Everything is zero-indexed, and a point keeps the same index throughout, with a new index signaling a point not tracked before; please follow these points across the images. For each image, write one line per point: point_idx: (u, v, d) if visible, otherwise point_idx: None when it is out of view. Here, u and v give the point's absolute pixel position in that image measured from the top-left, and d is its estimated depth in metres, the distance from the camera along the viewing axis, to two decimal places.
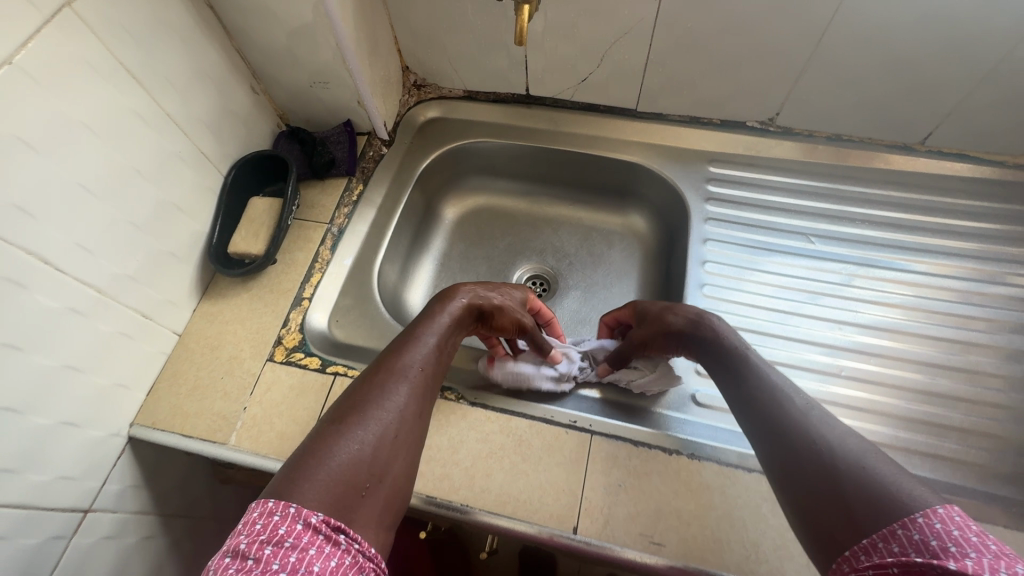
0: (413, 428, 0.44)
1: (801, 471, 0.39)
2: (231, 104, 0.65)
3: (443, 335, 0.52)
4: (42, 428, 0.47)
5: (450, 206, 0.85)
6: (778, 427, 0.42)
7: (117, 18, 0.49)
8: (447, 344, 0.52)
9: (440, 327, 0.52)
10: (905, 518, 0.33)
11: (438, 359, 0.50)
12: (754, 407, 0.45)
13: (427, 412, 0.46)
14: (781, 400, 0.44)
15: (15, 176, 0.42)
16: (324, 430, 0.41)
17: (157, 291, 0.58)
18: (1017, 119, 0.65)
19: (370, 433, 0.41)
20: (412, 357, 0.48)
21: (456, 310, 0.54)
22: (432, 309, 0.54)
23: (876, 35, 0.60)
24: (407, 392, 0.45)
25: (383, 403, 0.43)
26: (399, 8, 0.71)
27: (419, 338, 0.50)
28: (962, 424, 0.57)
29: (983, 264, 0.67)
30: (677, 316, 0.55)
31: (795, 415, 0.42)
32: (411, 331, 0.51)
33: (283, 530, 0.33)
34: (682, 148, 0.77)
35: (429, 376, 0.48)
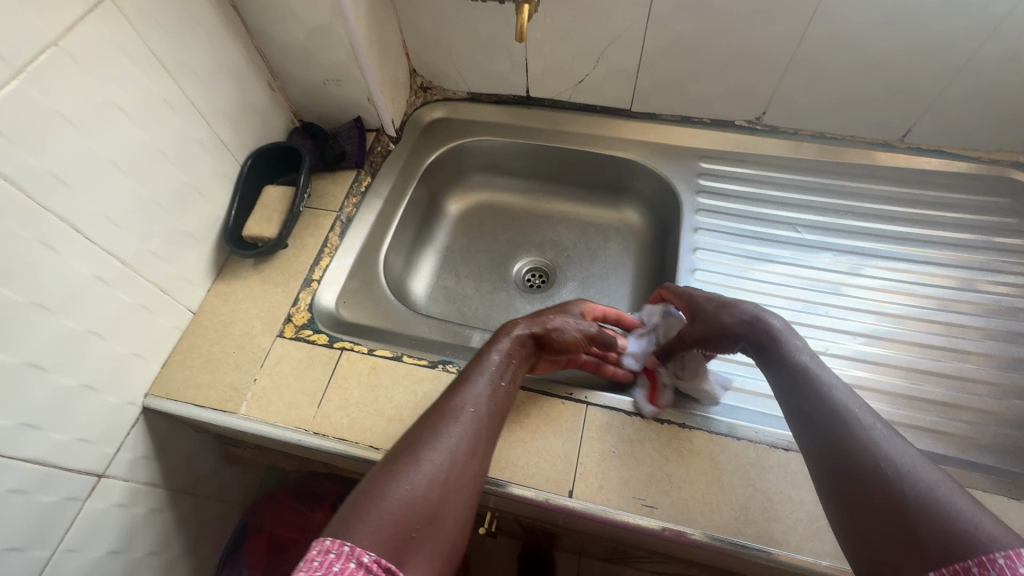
0: (467, 469, 0.44)
1: (859, 497, 0.38)
2: (249, 98, 0.69)
3: (499, 371, 0.51)
4: (66, 388, 0.50)
5: (453, 202, 0.89)
6: (841, 448, 0.41)
7: (151, 12, 0.53)
8: (506, 378, 0.51)
9: (497, 362, 0.52)
10: (983, 560, 0.32)
11: (496, 395, 0.50)
12: (816, 423, 0.43)
13: (484, 451, 0.46)
14: (846, 419, 0.42)
15: (54, 148, 0.46)
16: (378, 471, 0.43)
17: (175, 268, 0.61)
18: (989, 115, 0.69)
19: (423, 473, 0.42)
20: (465, 395, 0.48)
21: (509, 343, 0.53)
22: (489, 345, 0.53)
23: (852, 37, 0.65)
24: (461, 431, 0.45)
25: (438, 443, 0.44)
26: (408, 13, 0.76)
27: (475, 375, 0.50)
28: (944, 399, 0.60)
29: (962, 251, 0.71)
30: (732, 317, 0.54)
31: (862, 438, 0.40)
32: (467, 370, 0.51)
33: (339, 567, 0.35)
34: (675, 146, 0.81)
35: (484, 414, 0.48)
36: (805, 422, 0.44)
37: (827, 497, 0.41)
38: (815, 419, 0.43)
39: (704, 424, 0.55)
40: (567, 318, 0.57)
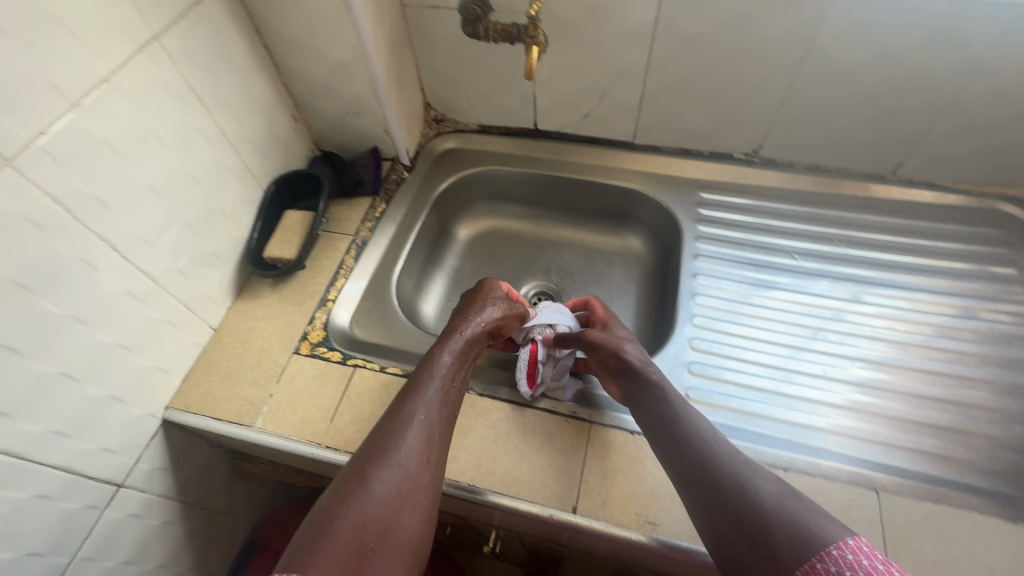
0: (418, 478, 0.48)
1: (722, 519, 0.42)
2: (274, 128, 0.74)
3: (447, 380, 0.55)
4: (94, 399, 0.53)
5: (463, 228, 0.93)
6: (705, 475, 0.45)
7: (193, 52, 0.58)
8: (460, 374, 0.57)
9: (444, 371, 0.55)
10: (822, 552, 0.36)
11: (445, 403, 0.53)
12: (684, 456, 0.47)
13: (439, 456, 0.50)
14: (709, 450, 0.47)
15: (99, 173, 0.50)
16: (330, 497, 0.45)
17: (199, 287, 0.64)
18: (976, 150, 0.72)
19: (377, 491, 0.45)
20: (414, 408, 0.51)
21: (455, 342, 0.59)
22: (433, 353, 0.57)
23: (840, 77, 0.69)
24: (413, 441, 0.49)
25: (390, 459, 0.47)
26: (424, 52, 0.81)
27: (423, 385, 0.53)
28: (941, 422, 0.61)
29: (954, 280, 0.73)
30: (632, 349, 0.60)
31: (721, 466, 0.45)
32: (415, 379, 0.54)
33: None
34: (676, 177, 0.85)
35: (435, 423, 0.51)
36: (675, 459, 0.48)
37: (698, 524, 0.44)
38: (683, 455, 0.48)
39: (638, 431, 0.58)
40: (499, 303, 0.66)
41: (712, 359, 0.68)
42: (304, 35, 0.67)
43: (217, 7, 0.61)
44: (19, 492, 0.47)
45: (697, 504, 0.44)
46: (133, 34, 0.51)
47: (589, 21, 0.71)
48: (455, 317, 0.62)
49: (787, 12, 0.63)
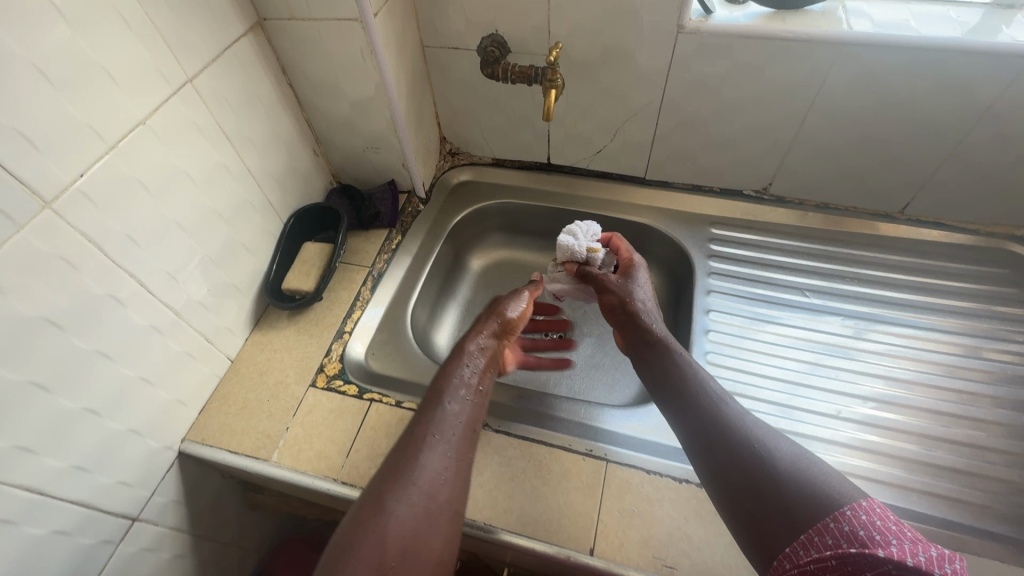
0: (441, 488, 0.48)
1: (743, 490, 0.46)
2: (296, 162, 0.75)
3: (463, 395, 0.55)
4: (115, 433, 0.53)
5: (475, 258, 0.94)
6: (727, 452, 0.49)
7: (223, 94, 0.60)
8: (485, 378, 0.59)
9: (461, 386, 0.55)
10: (836, 513, 0.40)
11: (462, 416, 0.53)
12: (705, 434, 0.51)
13: (461, 473, 0.49)
14: (729, 428, 0.50)
15: (132, 212, 0.51)
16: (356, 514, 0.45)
17: (219, 319, 0.65)
18: (983, 193, 0.73)
19: (398, 514, 0.45)
20: (431, 423, 0.51)
21: (468, 350, 0.60)
22: (450, 367, 0.57)
23: (848, 120, 0.70)
24: (432, 462, 0.48)
25: (410, 481, 0.47)
26: (442, 89, 0.83)
27: (440, 403, 0.53)
28: (957, 465, 0.61)
29: (966, 319, 0.74)
30: (635, 295, 0.69)
31: (741, 443, 0.49)
32: (432, 393, 0.55)
33: None
34: (687, 213, 0.86)
35: (453, 434, 0.51)
36: (694, 437, 0.52)
37: (720, 497, 0.48)
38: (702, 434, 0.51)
39: (656, 471, 0.58)
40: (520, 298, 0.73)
41: None
42: (328, 75, 0.69)
43: (248, 50, 0.63)
44: (38, 528, 0.47)
45: (719, 477, 0.48)
46: (170, 79, 0.53)
47: (604, 64, 0.73)
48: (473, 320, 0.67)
49: (796, 59, 0.65)
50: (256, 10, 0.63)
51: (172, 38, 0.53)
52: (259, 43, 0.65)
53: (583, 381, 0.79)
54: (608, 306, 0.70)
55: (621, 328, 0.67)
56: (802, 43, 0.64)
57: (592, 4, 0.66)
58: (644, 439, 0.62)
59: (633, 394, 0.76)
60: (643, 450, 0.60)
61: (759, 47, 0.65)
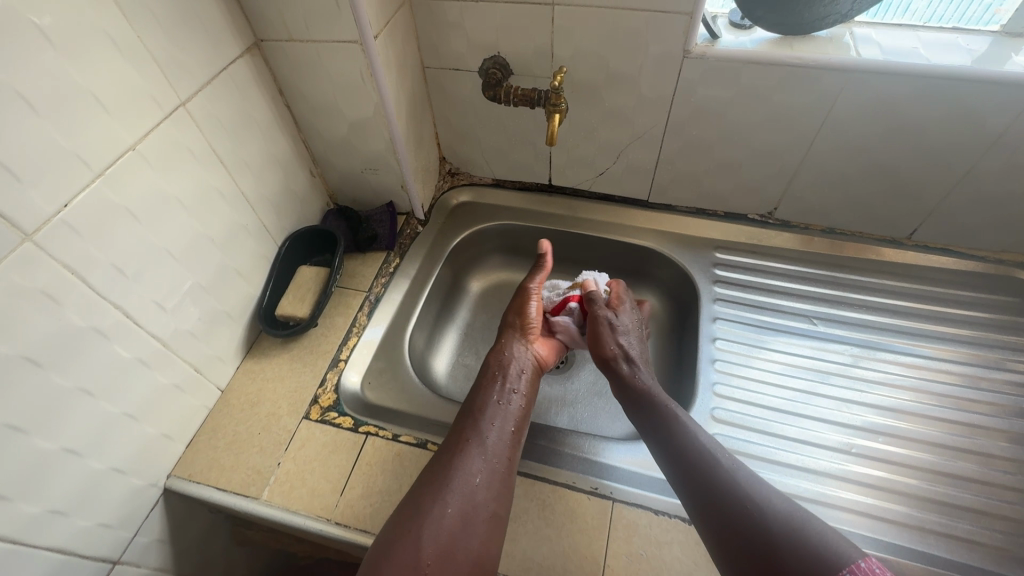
0: (479, 492, 0.52)
1: (731, 526, 0.48)
2: (292, 185, 0.74)
3: (498, 403, 0.61)
4: (97, 473, 0.50)
5: (474, 280, 0.92)
6: (715, 490, 0.50)
7: (218, 117, 0.59)
8: (518, 377, 0.66)
9: (495, 394, 0.62)
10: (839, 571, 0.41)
11: (498, 429, 0.58)
12: (694, 472, 0.52)
13: (496, 475, 0.54)
14: (719, 467, 0.52)
15: (118, 242, 0.49)
16: (405, 512, 0.51)
17: (210, 348, 0.63)
18: (991, 220, 0.72)
19: (436, 513, 0.50)
20: (469, 434, 0.57)
21: (500, 355, 0.68)
22: (486, 378, 0.64)
23: (856, 146, 0.69)
24: (469, 463, 0.54)
25: (448, 484, 0.52)
26: (442, 109, 0.82)
27: (478, 411, 0.59)
28: (973, 504, 0.59)
29: (977, 349, 0.72)
30: (614, 343, 0.68)
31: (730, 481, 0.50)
32: (472, 408, 0.60)
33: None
34: (691, 237, 0.85)
35: (489, 446, 0.56)
36: (682, 474, 0.53)
37: (708, 536, 0.49)
38: (691, 472, 0.52)
39: (664, 509, 0.55)
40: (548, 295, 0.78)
41: (734, 430, 0.66)
42: (327, 96, 0.68)
43: (244, 71, 0.62)
44: None
45: (708, 516, 0.49)
46: (162, 103, 0.52)
47: (608, 87, 0.72)
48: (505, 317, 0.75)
49: (804, 85, 0.64)
50: (253, 31, 0.62)
51: (165, 60, 0.51)
52: (256, 64, 0.64)
53: (585, 409, 0.77)
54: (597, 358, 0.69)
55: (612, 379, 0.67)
56: (810, 69, 0.63)
57: (597, 28, 0.65)
58: (651, 475, 0.59)
59: None
60: (651, 487, 0.58)
61: (766, 72, 0.64)
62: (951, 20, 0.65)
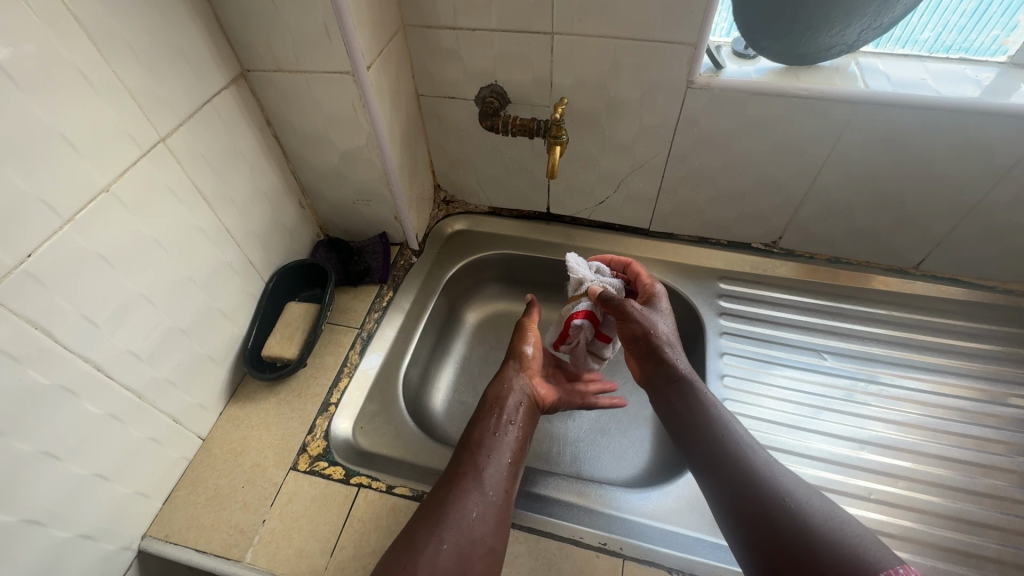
0: (479, 526, 0.49)
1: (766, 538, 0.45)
2: (281, 217, 0.70)
3: (495, 434, 0.57)
4: (62, 543, 0.46)
5: (470, 311, 0.88)
6: (751, 500, 0.47)
7: (202, 153, 0.56)
8: (517, 408, 0.61)
9: (492, 425, 0.58)
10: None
11: (496, 459, 0.55)
12: (733, 484, 0.49)
13: (493, 510, 0.50)
14: (760, 476, 0.49)
15: (88, 290, 0.45)
16: (396, 552, 0.47)
17: (190, 396, 0.59)
18: (1000, 252, 0.71)
19: (430, 551, 0.46)
20: (465, 467, 0.53)
21: (496, 388, 0.63)
22: (483, 408, 0.60)
23: (864, 176, 0.68)
24: (465, 497, 0.50)
25: (443, 519, 0.48)
26: (438, 138, 0.80)
27: (474, 443, 0.56)
28: (998, 555, 0.56)
29: (990, 384, 0.70)
30: (647, 320, 0.61)
31: (769, 486, 0.48)
32: (468, 438, 0.57)
33: None
34: (694, 266, 0.82)
35: (487, 477, 0.52)
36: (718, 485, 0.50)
37: (745, 548, 0.46)
38: (727, 483, 0.50)
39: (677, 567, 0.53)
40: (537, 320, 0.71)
41: None
42: (317, 127, 0.65)
43: (230, 103, 0.59)
44: None
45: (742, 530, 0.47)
46: (139, 140, 0.48)
47: (609, 117, 0.70)
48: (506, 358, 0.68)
49: (810, 116, 0.63)
50: (239, 61, 0.59)
51: (143, 95, 0.48)
52: (242, 96, 0.61)
53: (589, 448, 0.73)
54: (627, 336, 0.63)
55: (641, 358, 0.62)
56: (817, 101, 0.61)
57: (597, 57, 0.63)
58: (659, 527, 0.56)
59: (642, 464, 0.71)
60: (661, 540, 0.55)
61: (771, 103, 0.63)
62: (956, 50, 0.64)
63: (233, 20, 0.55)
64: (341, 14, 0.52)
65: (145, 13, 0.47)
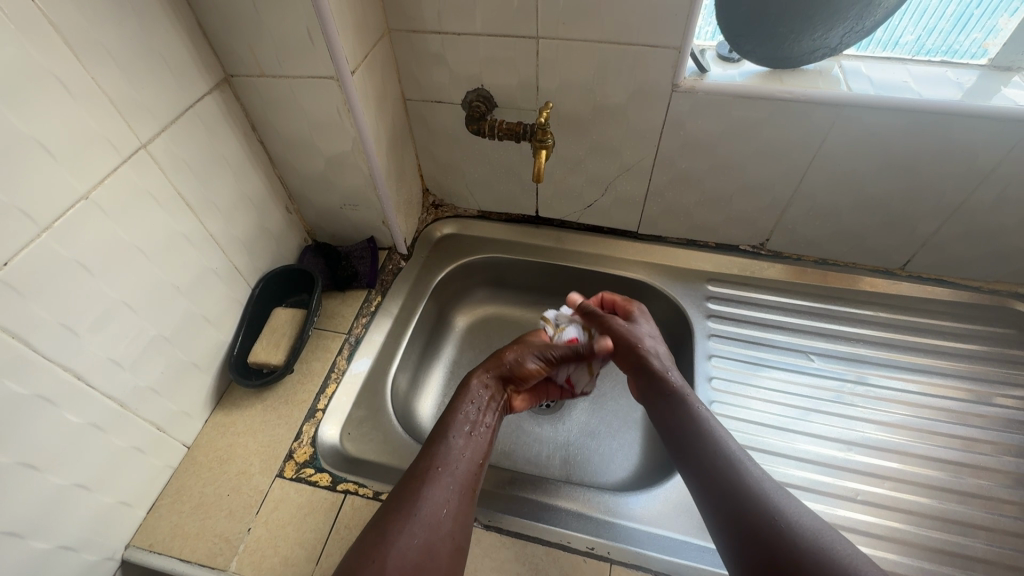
0: (449, 522, 0.49)
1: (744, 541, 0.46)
2: (267, 223, 0.70)
3: (469, 432, 0.57)
4: (42, 554, 0.45)
5: (460, 316, 0.88)
6: (729, 496, 0.49)
7: (184, 158, 0.55)
8: (488, 408, 0.61)
9: (467, 423, 0.57)
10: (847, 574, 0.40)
11: (467, 456, 0.54)
12: (713, 480, 0.50)
13: (462, 508, 0.50)
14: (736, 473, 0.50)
15: (66, 298, 0.45)
16: (364, 545, 0.46)
17: (174, 403, 0.58)
18: (983, 252, 0.72)
19: (399, 546, 0.45)
20: (437, 460, 0.53)
21: (475, 385, 0.62)
22: (456, 403, 0.60)
23: (848, 178, 0.68)
24: (438, 494, 0.50)
25: (414, 513, 0.48)
26: (425, 142, 0.80)
27: (446, 437, 0.55)
28: (984, 555, 0.57)
29: (975, 384, 0.70)
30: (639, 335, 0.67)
31: (745, 490, 0.48)
32: (440, 432, 0.56)
33: None
34: (682, 269, 0.82)
35: (459, 473, 0.52)
36: (703, 484, 0.51)
37: (726, 547, 0.47)
38: (707, 483, 0.51)
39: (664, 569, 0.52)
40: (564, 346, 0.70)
41: None
42: (302, 132, 0.65)
43: (214, 108, 0.59)
44: None
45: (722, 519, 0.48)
46: (118, 145, 0.48)
47: (595, 120, 0.70)
48: (501, 356, 0.66)
49: (795, 120, 0.63)
50: (222, 66, 0.59)
51: (123, 101, 0.48)
52: (226, 101, 0.61)
53: (579, 452, 0.73)
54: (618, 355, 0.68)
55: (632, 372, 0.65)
56: (800, 104, 0.61)
57: (582, 61, 0.63)
58: (646, 530, 0.56)
59: (632, 466, 0.71)
60: (646, 543, 0.55)
61: (755, 106, 0.63)
62: (939, 53, 0.64)
63: (215, 26, 0.55)
64: (324, 20, 0.52)
65: (125, 19, 0.47)
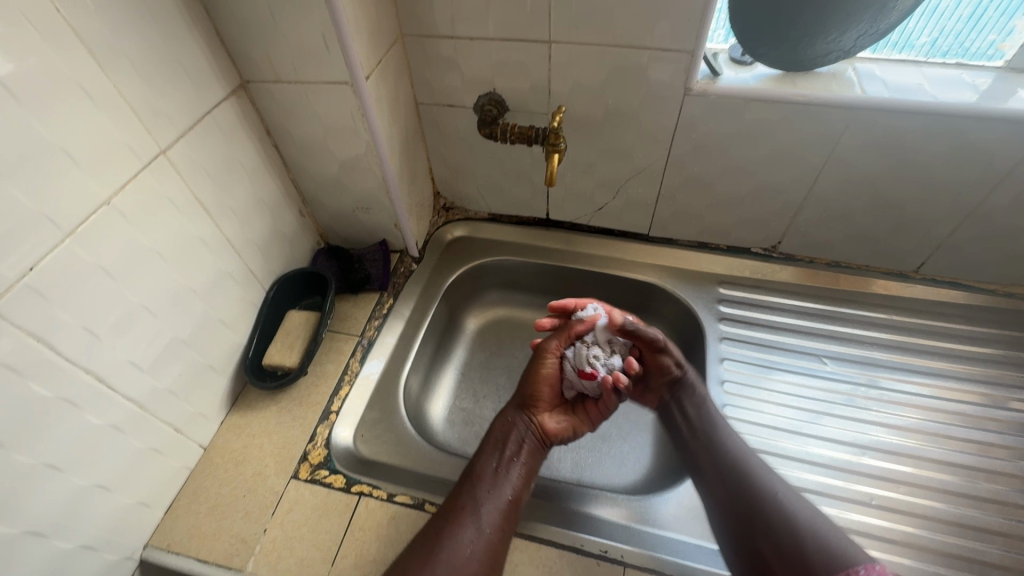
0: (475, 559, 0.49)
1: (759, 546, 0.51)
2: (281, 226, 0.71)
3: (498, 470, 0.57)
4: (65, 553, 0.46)
5: (470, 318, 0.88)
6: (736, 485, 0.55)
7: (202, 163, 0.56)
8: (518, 447, 0.61)
9: (494, 460, 0.58)
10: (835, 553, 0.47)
11: (498, 495, 0.55)
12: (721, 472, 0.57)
13: (488, 548, 0.50)
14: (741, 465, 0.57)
15: (88, 303, 0.45)
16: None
17: (191, 405, 0.59)
18: (999, 255, 0.71)
19: None
20: (464, 500, 0.54)
21: (502, 425, 0.63)
22: (488, 443, 0.61)
23: (862, 181, 0.68)
24: (462, 533, 0.51)
25: (437, 552, 0.49)
26: (437, 145, 0.80)
27: (476, 477, 0.56)
28: (1001, 561, 0.56)
29: (991, 388, 0.69)
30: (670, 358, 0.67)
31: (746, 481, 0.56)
32: (472, 471, 0.57)
33: None
34: (693, 271, 0.82)
35: (487, 512, 0.53)
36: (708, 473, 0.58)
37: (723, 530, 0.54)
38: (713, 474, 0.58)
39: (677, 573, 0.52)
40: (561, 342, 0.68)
41: None
42: (316, 137, 0.66)
43: (231, 114, 0.60)
44: None
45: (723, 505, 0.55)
46: (139, 151, 0.49)
47: (607, 124, 0.70)
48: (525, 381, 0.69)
49: (808, 123, 0.63)
50: (239, 73, 0.60)
51: (143, 108, 0.49)
52: (242, 106, 0.61)
53: (590, 454, 0.73)
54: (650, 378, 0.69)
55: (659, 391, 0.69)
56: (814, 107, 0.61)
57: (595, 65, 0.64)
58: (658, 533, 0.56)
59: (644, 469, 0.71)
60: (659, 547, 0.55)
61: (767, 109, 0.63)
62: (953, 55, 0.64)
63: (233, 33, 0.56)
64: (340, 27, 0.53)
65: (146, 28, 0.48)
